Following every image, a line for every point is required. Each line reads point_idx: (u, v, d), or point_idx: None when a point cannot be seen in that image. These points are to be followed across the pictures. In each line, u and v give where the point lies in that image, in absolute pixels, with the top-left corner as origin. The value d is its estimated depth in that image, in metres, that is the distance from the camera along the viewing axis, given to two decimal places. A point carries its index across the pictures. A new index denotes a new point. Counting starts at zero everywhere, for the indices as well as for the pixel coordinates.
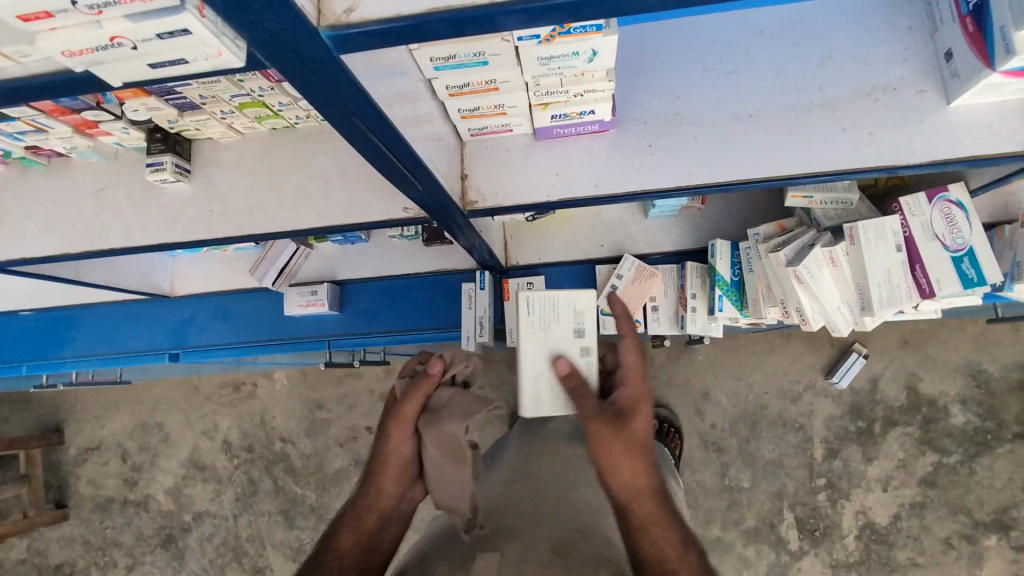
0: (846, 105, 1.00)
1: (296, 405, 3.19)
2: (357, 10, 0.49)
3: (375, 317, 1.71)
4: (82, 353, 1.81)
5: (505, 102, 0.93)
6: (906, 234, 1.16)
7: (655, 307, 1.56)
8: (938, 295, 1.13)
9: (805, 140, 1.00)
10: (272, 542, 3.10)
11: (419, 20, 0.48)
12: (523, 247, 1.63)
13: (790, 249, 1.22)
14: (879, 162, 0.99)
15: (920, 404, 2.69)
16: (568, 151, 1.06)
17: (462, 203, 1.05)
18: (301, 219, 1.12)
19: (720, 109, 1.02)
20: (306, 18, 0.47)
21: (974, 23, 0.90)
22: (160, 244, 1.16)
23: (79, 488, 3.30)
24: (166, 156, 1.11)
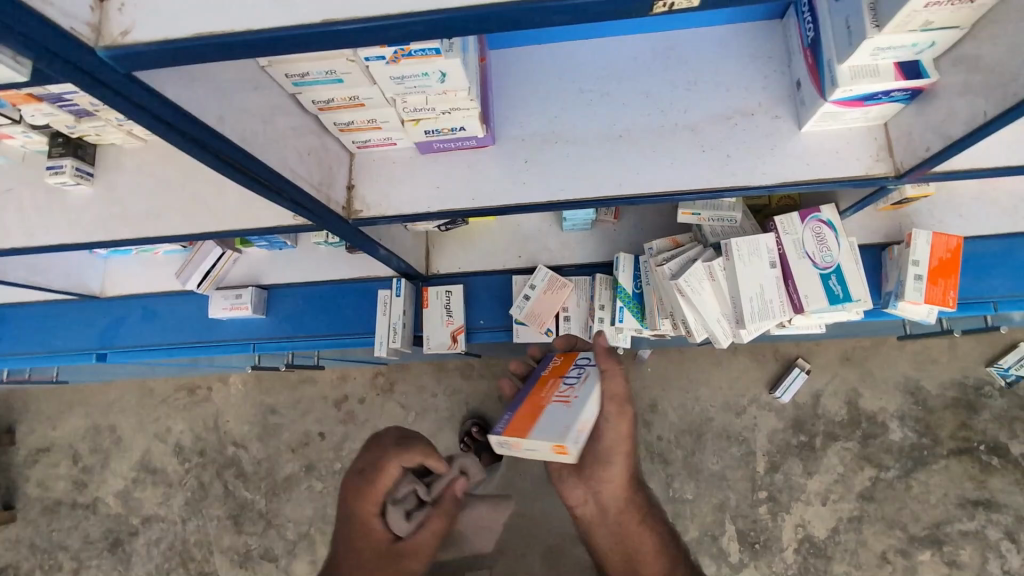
0: (708, 128, 1.05)
1: (250, 409, 3.19)
2: (131, 33, 0.53)
3: (300, 321, 1.74)
4: (12, 351, 1.84)
5: (376, 117, 0.98)
6: (781, 252, 1.22)
7: (567, 316, 1.59)
8: (808, 310, 1.18)
9: (670, 159, 1.06)
10: (220, 547, 3.08)
11: (182, 43, 0.53)
12: (444, 257, 1.68)
13: (674, 263, 1.27)
14: (736, 182, 1.04)
15: (860, 419, 2.74)
16: (450, 164, 1.11)
17: (347, 212, 1.10)
18: (195, 224, 1.15)
19: (593, 128, 1.08)
20: (78, 38, 0.52)
21: (812, 55, 0.96)
22: (60, 245, 1.19)
23: (28, 489, 3.27)
24: (66, 160, 1.14)
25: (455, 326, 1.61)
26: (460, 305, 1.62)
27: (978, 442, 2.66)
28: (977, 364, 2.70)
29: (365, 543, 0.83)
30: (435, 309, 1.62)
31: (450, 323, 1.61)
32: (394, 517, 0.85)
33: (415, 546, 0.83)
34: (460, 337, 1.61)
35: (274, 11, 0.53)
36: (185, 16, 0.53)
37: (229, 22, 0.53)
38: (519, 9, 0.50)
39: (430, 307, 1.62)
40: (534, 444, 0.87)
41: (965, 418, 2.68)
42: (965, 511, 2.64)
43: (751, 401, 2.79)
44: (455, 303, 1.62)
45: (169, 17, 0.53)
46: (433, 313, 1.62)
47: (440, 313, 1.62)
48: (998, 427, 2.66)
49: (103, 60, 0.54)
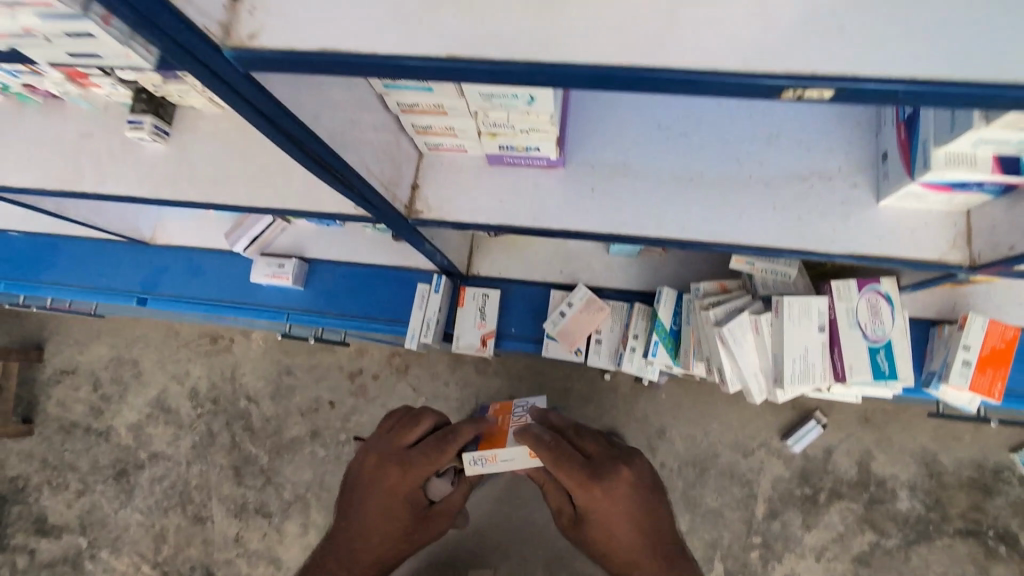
0: (782, 186, 1.04)
1: (267, 367, 3.25)
2: (259, 37, 0.54)
3: (336, 298, 1.77)
4: (59, 281, 1.90)
5: (455, 126, 0.99)
6: (831, 316, 1.19)
7: (598, 339, 1.59)
8: (849, 380, 1.17)
9: (738, 211, 1.05)
10: (218, 495, 3.17)
11: (308, 57, 0.53)
12: (486, 260, 1.69)
13: (721, 309, 1.26)
14: (801, 245, 1.03)
15: (869, 482, 2.69)
16: (517, 179, 1.11)
17: (407, 210, 1.12)
18: (260, 198, 1.17)
19: (640, 165, 1.07)
20: (210, 37, 0.53)
21: (905, 131, 0.93)
22: (128, 197, 1.23)
23: (48, 407, 3.39)
24: (147, 117, 1.17)
25: (487, 329, 1.62)
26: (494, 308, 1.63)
27: (988, 526, 2.60)
28: (1001, 449, 2.63)
29: (404, 503, 1.10)
30: (469, 309, 1.64)
31: (481, 326, 1.62)
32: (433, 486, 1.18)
33: (442, 509, 1.14)
34: (489, 341, 1.62)
35: (404, 42, 0.53)
36: (314, 30, 0.54)
37: (357, 44, 0.53)
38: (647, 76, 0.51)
39: (465, 306, 1.64)
40: (509, 452, 1.17)
41: (978, 500, 2.62)
42: None
43: (760, 445, 2.76)
44: (490, 307, 1.63)
45: (299, 27, 0.54)
46: (467, 313, 1.63)
47: (474, 314, 1.63)
48: (1011, 515, 2.60)
49: (226, 59, 0.55)
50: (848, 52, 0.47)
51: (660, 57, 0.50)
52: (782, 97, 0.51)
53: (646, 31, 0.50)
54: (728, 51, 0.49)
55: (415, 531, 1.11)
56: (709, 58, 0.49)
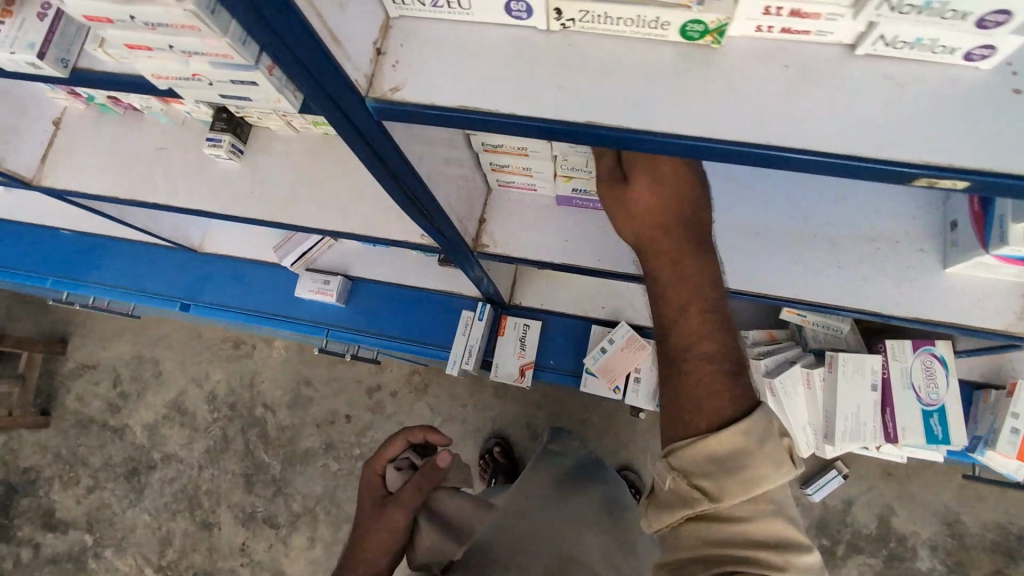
0: (848, 246, 1.05)
1: (286, 376, 3.25)
2: (401, 91, 0.57)
3: (377, 318, 1.78)
4: (107, 281, 1.94)
5: (532, 167, 1.02)
6: (884, 375, 1.19)
7: (637, 377, 1.59)
8: (902, 442, 1.16)
9: (802, 268, 1.06)
10: (228, 502, 3.15)
11: (446, 112, 0.56)
12: (529, 290, 1.71)
13: (772, 361, 1.26)
14: (863, 305, 1.05)
15: (889, 537, 2.63)
16: (583, 221, 1.13)
17: (474, 244, 1.14)
18: (326, 220, 1.19)
19: (707, 167, 1.05)
20: (357, 89, 0.55)
21: (979, 203, 0.94)
22: (198, 211, 1.26)
23: (66, 400, 3.39)
24: (225, 135, 1.19)
25: (525, 360, 1.63)
26: (535, 339, 1.64)
27: None
28: None
29: (368, 497, 1.08)
30: (509, 339, 1.65)
31: (519, 357, 1.64)
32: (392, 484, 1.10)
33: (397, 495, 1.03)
34: (526, 372, 1.63)
35: (541, 104, 0.55)
36: (454, 89, 0.56)
37: (494, 103, 0.56)
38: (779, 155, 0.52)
39: (505, 335, 1.66)
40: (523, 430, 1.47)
41: (1001, 565, 2.57)
42: None
43: None
44: (530, 338, 1.64)
45: (439, 84, 0.56)
46: (506, 343, 1.65)
47: (513, 344, 1.65)
48: None
49: (367, 108, 0.58)
50: (983, 145, 0.49)
51: (794, 138, 0.51)
52: (914, 184, 0.52)
53: (781, 111, 0.52)
54: (863, 139, 0.51)
55: (377, 528, 1.01)
56: (843, 143, 0.51)
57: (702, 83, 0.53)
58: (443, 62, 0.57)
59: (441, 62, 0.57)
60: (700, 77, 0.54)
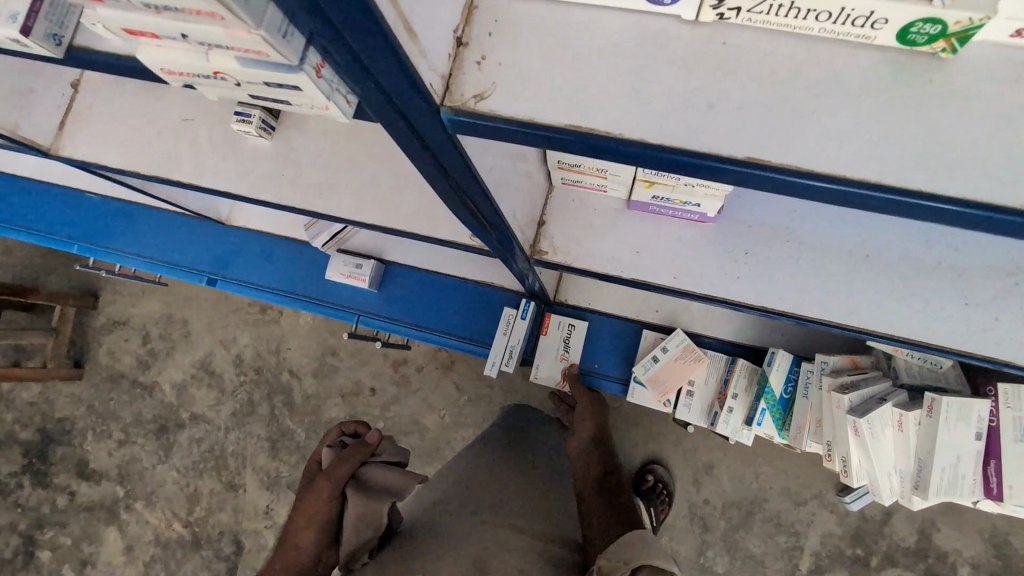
0: (980, 279, 0.87)
1: (313, 344, 3.21)
2: (487, 99, 0.42)
3: (410, 306, 1.67)
4: (132, 249, 1.86)
5: (609, 168, 0.87)
6: (991, 423, 1.04)
7: (690, 392, 1.48)
8: (1007, 501, 1.02)
9: (918, 302, 0.90)
10: (253, 465, 3.18)
11: (549, 132, 0.41)
12: (577, 286, 1.56)
13: (857, 396, 1.11)
14: (995, 354, 0.87)
15: (928, 553, 2.43)
16: (657, 230, 0.98)
17: (530, 249, 1.00)
18: (365, 212, 1.06)
19: None
20: (430, 95, 0.41)
21: None
22: (225, 192, 1.14)
23: (98, 354, 3.42)
24: (255, 110, 1.05)
25: (569, 367, 1.52)
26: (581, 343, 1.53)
27: None
28: None
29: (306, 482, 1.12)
30: (554, 338, 1.54)
31: (564, 362, 1.53)
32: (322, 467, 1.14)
33: (326, 470, 1.07)
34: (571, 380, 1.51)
35: (680, 128, 0.41)
36: (560, 100, 0.42)
37: (611, 124, 0.41)
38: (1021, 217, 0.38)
39: (551, 334, 1.55)
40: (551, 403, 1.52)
41: None
42: None
43: (814, 496, 2.51)
44: (575, 341, 1.52)
45: (540, 92, 0.42)
46: (551, 343, 1.54)
47: (557, 345, 1.53)
48: None
49: (439, 120, 0.43)
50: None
51: None
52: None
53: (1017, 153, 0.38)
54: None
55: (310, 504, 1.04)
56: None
57: (906, 113, 0.39)
58: (548, 61, 0.42)
59: (541, 63, 0.42)
60: (904, 101, 0.39)
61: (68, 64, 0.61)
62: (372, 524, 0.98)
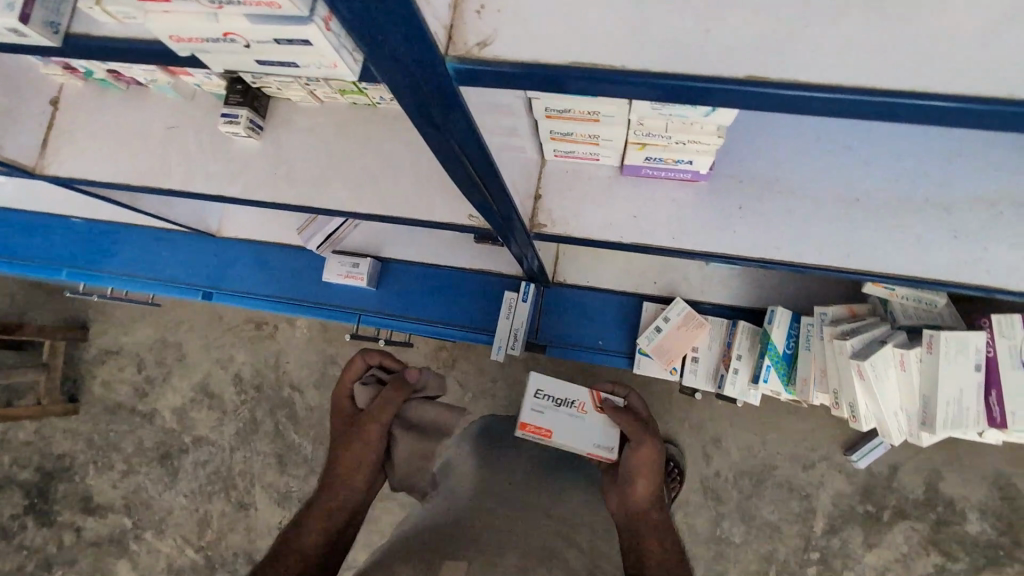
0: (967, 211, 0.90)
1: (311, 357, 3.19)
2: (490, 46, 0.43)
3: (410, 301, 1.68)
4: (122, 270, 1.83)
5: (602, 134, 0.88)
6: (989, 354, 1.07)
7: (695, 358, 1.50)
8: (1009, 428, 1.04)
9: (910, 239, 0.92)
10: (262, 482, 3.14)
11: (554, 72, 0.43)
12: (574, 266, 1.58)
13: (859, 341, 1.14)
14: (986, 281, 0.90)
15: (936, 503, 2.47)
16: (651, 193, 1.00)
17: (529, 224, 1.01)
18: (362, 202, 1.07)
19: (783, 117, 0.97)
20: (435, 44, 0.42)
21: None
22: (217, 196, 1.14)
23: (93, 387, 3.37)
24: (242, 110, 1.05)
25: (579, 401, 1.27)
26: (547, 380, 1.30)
27: None
28: None
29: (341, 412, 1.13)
30: (541, 423, 1.26)
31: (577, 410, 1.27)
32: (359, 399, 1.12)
33: (370, 415, 1.07)
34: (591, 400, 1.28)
35: (681, 55, 0.42)
36: (563, 40, 0.43)
37: (614, 58, 0.43)
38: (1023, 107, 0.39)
39: (543, 427, 1.26)
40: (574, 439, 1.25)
41: None
42: None
43: (822, 458, 2.54)
44: (552, 392, 1.28)
45: (540, 35, 0.43)
46: (549, 427, 1.26)
47: (548, 416, 1.26)
48: None
49: (444, 72, 0.44)
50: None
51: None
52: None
53: (997, 47, 0.40)
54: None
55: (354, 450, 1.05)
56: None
57: (886, 22, 0.41)
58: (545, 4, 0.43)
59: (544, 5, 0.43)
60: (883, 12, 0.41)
61: (61, 59, 0.61)
62: (428, 459, 1.13)
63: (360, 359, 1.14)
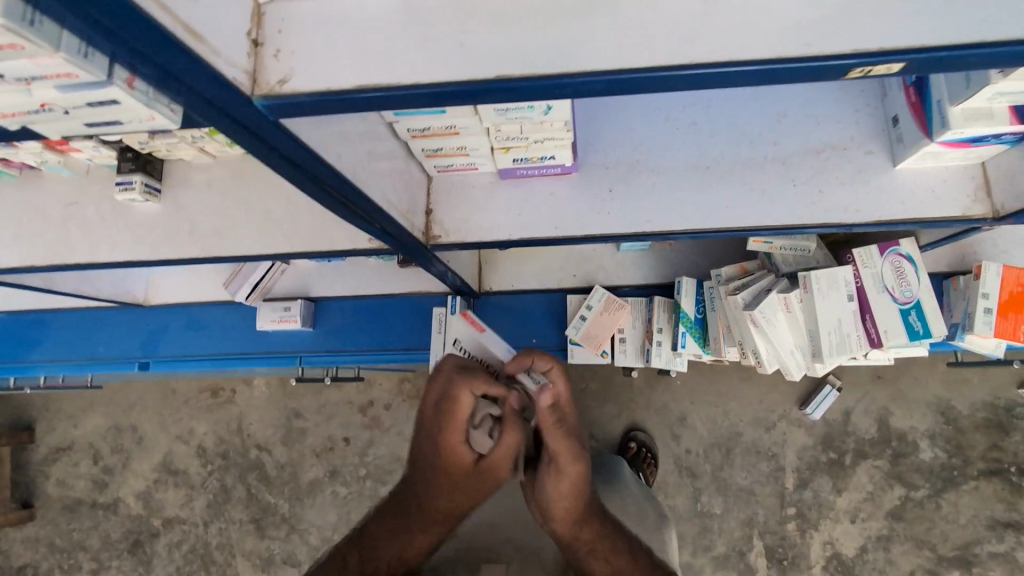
0: (800, 161, 1.03)
1: (275, 413, 3.05)
2: (289, 82, 0.50)
3: (347, 335, 1.71)
4: (51, 356, 1.81)
5: (467, 145, 0.96)
6: (858, 284, 1.20)
7: (622, 338, 1.59)
8: (886, 345, 1.17)
9: (759, 193, 1.04)
10: (242, 552, 2.96)
11: (347, 95, 0.49)
12: (497, 273, 1.66)
13: (748, 293, 1.25)
14: (828, 220, 1.02)
15: (891, 438, 2.44)
16: (530, 191, 1.09)
17: (425, 237, 1.09)
18: (268, 244, 1.12)
19: (629, 102, 1.09)
20: (238, 87, 0.49)
21: (916, 92, 0.95)
22: (127, 262, 1.17)
23: (47, 488, 3.17)
24: (136, 176, 1.10)
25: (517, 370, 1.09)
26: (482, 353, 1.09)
27: (1010, 464, 2.39)
28: (1008, 385, 2.42)
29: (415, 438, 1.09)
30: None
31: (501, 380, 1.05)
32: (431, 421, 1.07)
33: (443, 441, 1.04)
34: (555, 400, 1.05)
35: (453, 63, 0.49)
36: (349, 66, 0.50)
37: (391, 74, 0.49)
38: (722, 68, 0.47)
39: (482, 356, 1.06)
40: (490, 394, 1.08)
41: (996, 440, 2.40)
42: (994, 532, 2.37)
43: (782, 417, 2.49)
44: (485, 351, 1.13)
45: (332, 67, 0.50)
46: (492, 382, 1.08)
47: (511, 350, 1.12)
48: None
49: (256, 108, 0.51)
50: (867, 34, 0.46)
51: (732, 48, 0.47)
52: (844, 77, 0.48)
53: (689, 24, 0.48)
54: (763, 40, 0.47)
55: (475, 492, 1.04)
56: (751, 50, 0.47)
57: (609, 22, 0.49)
58: (334, 40, 0.50)
59: (330, 39, 0.50)
60: (608, 8, 0.49)
61: None
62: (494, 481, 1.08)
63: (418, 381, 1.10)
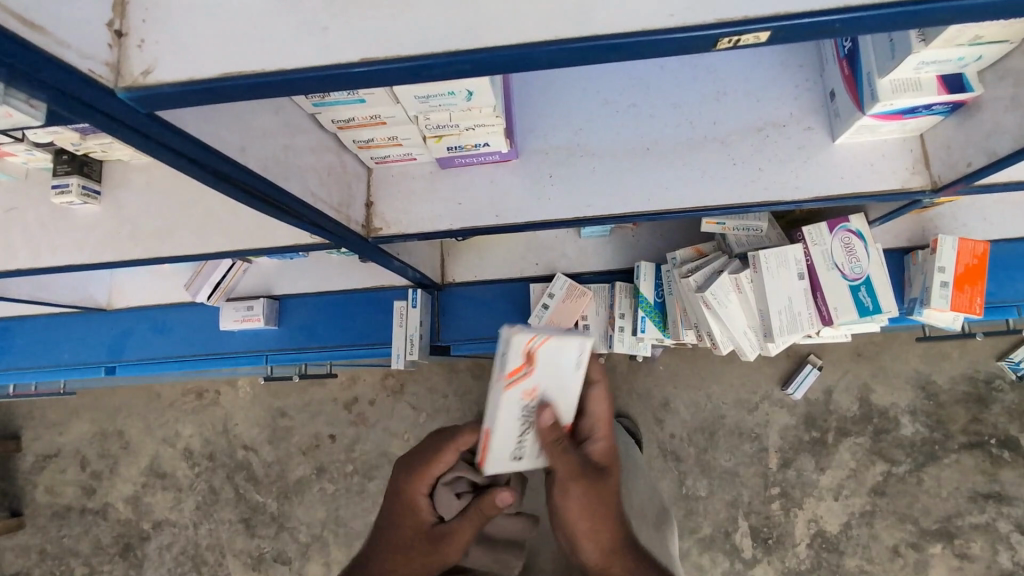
0: (740, 140, 1.02)
1: (259, 413, 2.94)
2: (153, 73, 0.51)
3: (314, 331, 1.70)
4: (17, 364, 1.80)
5: (397, 134, 0.95)
6: (809, 263, 1.20)
7: (586, 325, 1.57)
8: (836, 322, 1.17)
9: (700, 173, 1.02)
10: (232, 551, 2.89)
11: (211, 83, 0.51)
12: (459, 265, 1.65)
13: (700, 275, 1.25)
14: (769, 197, 1.01)
15: (871, 415, 2.41)
16: (470, 179, 1.08)
17: (366, 230, 1.08)
18: (209, 243, 1.10)
19: (568, 84, 1.07)
20: (99, 80, 0.49)
21: (849, 66, 0.93)
22: (68, 266, 1.15)
23: (36, 495, 3.09)
24: (72, 178, 1.09)
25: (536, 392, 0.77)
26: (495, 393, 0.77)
27: (989, 435, 2.35)
28: (988, 357, 2.37)
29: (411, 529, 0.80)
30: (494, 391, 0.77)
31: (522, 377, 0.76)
32: (441, 498, 0.82)
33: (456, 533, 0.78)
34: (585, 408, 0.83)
35: (319, 50, 0.51)
36: (215, 57, 0.51)
37: (259, 63, 0.51)
38: (571, 44, 0.50)
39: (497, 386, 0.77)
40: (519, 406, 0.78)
41: (976, 412, 2.36)
42: (975, 504, 2.34)
43: (763, 398, 2.45)
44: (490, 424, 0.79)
45: (198, 56, 0.51)
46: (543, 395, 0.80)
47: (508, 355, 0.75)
48: (1010, 420, 2.35)
49: (123, 101, 0.51)
50: (733, 5, 0.48)
51: (590, 24, 0.49)
52: (705, 30, 0.49)
53: (537, 10, 0.50)
54: (601, 18, 0.49)
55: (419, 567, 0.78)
56: (597, 25, 0.49)
57: (467, 7, 0.51)
58: (198, 31, 0.51)
59: (197, 31, 0.51)
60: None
61: None
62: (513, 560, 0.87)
63: (440, 453, 0.81)
